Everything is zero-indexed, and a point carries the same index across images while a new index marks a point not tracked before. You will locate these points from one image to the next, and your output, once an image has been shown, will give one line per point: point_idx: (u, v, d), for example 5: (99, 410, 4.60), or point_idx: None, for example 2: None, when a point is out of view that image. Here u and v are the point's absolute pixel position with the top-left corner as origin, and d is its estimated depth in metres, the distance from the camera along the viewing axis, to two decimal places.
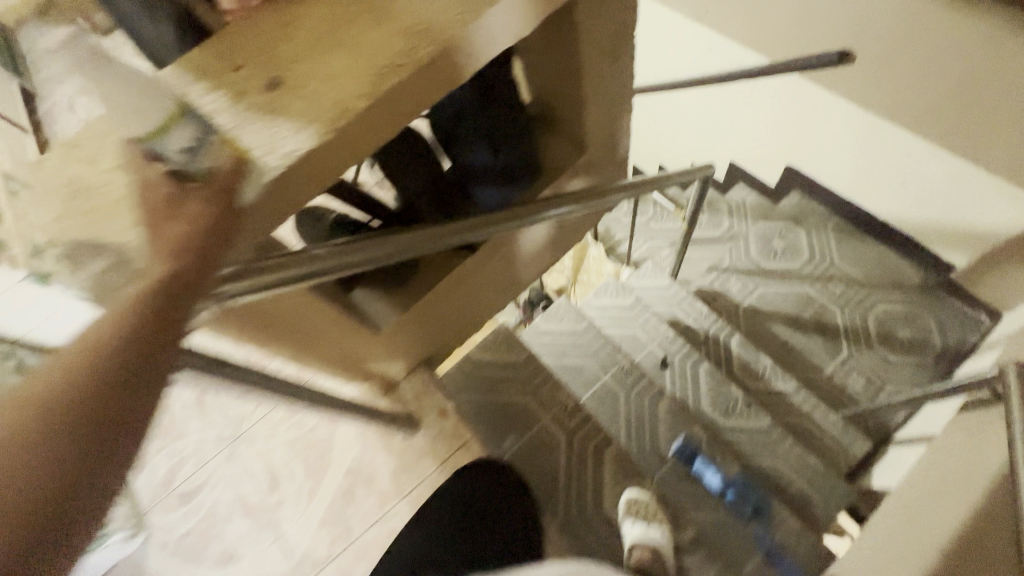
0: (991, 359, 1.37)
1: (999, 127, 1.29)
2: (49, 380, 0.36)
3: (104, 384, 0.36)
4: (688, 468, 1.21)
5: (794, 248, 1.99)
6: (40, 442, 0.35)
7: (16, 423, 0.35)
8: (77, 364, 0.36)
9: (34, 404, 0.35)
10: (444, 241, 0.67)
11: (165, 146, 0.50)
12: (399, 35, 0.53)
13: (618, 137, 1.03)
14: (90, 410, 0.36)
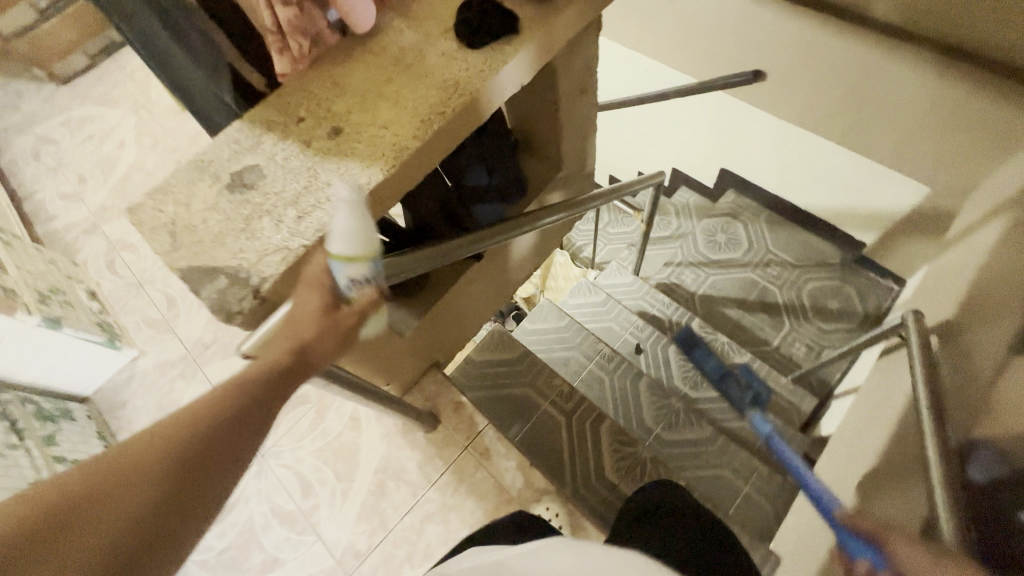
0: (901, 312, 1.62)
1: (882, 125, 1.58)
2: (163, 443, 0.50)
3: (201, 439, 0.52)
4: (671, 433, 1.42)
5: (736, 241, 2.28)
6: (151, 488, 0.48)
7: (133, 470, 0.48)
8: (184, 425, 0.52)
9: (150, 456, 0.49)
10: (476, 247, 0.80)
11: (343, 273, 0.56)
12: (436, 88, 0.67)
13: (587, 153, 1.21)
14: (190, 466, 0.51)
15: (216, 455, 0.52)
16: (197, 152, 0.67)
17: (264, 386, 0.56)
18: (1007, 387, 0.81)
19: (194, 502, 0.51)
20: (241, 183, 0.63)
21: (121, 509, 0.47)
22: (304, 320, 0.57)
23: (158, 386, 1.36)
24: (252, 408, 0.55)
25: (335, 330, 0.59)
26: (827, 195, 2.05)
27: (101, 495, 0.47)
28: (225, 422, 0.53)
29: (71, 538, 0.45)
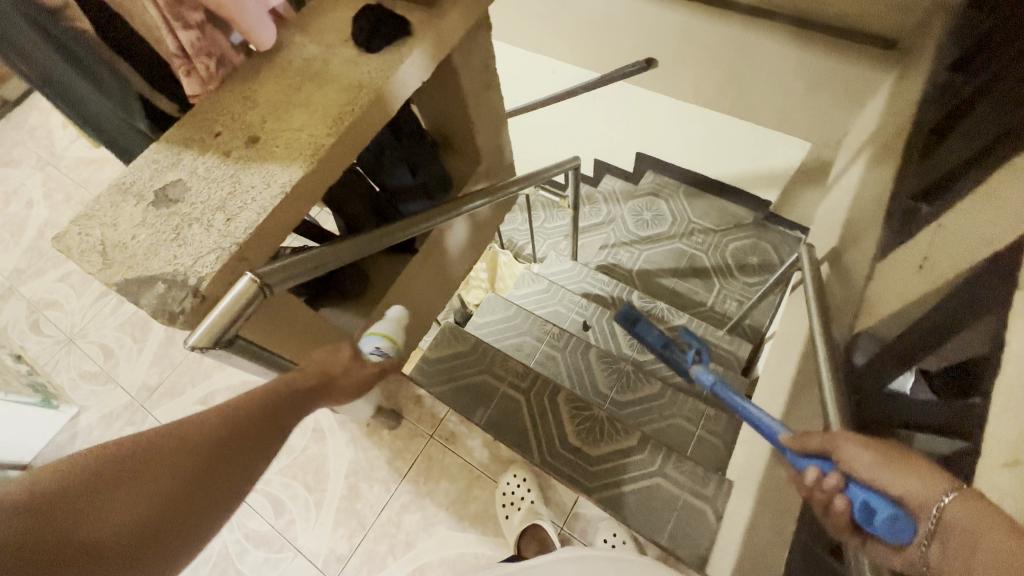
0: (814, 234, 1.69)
1: (762, 90, 1.78)
2: (207, 425, 0.56)
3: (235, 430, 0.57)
4: (624, 393, 1.53)
5: (661, 217, 2.45)
6: (187, 467, 0.53)
7: (178, 444, 0.53)
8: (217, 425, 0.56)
9: (196, 434, 0.55)
10: (403, 234, 0.86)
11: (372, 343, 0.86)
12: (343, 91, 0.74)
13: (502, 146, 1.30)
14: (222, 454, 0.55)
15: (234, 461, 0.56)
16: (117, 177, 0.69)
17: (289, 402, 0.62)
18: (875, 288, 0.96)
19: (205, 503, 0.54)
20: (165, 198, 0.66)
21: (158, 481, 0.52)
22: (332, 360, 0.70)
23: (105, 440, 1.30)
24: (274, 421, 0.60)
25: (353, 377, 0.72)
26: (731, 162, 2.26)
27: (131, 474, 0.51)
28: (250, 428, 0.58)
29: (103, 509, 0.48)
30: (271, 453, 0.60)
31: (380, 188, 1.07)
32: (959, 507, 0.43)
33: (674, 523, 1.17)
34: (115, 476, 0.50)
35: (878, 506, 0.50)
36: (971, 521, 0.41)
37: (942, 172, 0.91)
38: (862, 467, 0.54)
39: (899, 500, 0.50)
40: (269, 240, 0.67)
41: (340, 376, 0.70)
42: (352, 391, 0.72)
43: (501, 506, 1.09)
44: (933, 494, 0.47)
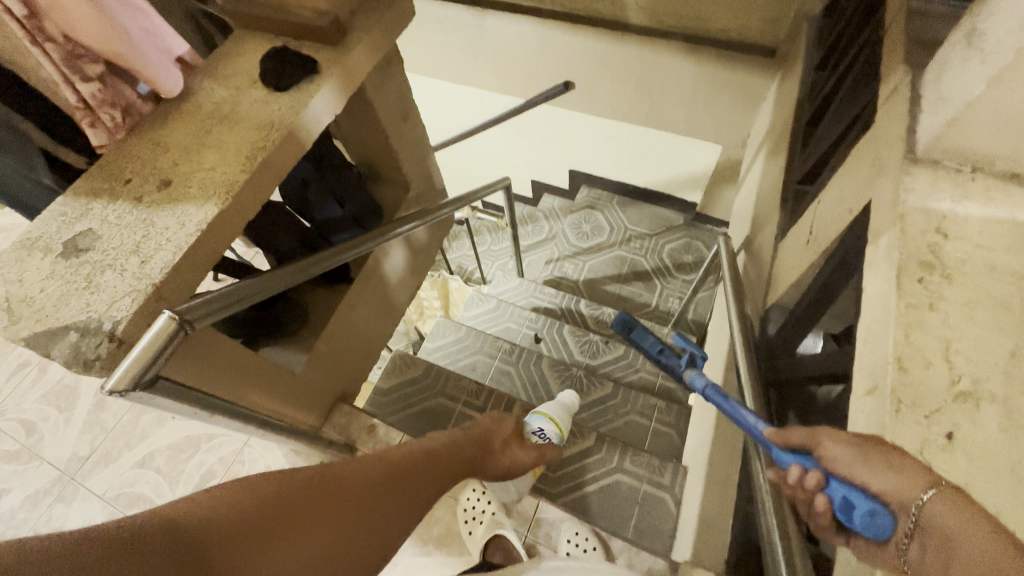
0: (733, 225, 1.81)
1: (671, 100, 1.93)
2: (357, 471, 0.55)
3: (381, 475, 0.57)
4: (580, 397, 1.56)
5: (599, 227, 2.53)
6: (345, 509, 0.51)
7: (331, 486, 0.52)
8: (365, 473, 0.56)
9: (348, 480, 0.54)
10: (329, 262, 0.87)
11: (536, 424, 1.03)
12: (254, 128, 0.76)
13: (431, 171, 1.34)
14: (375, 495, 0.55)
15: (384, 508, 0.55)
16: (21, 233, 0.67)
17: (431, 463, 0.65)
18: (780, 264, 1.05)
19: (359, 549, 0.50)
20: (75, 249, 0.65)
21: (324, 519, 0.49)
22: (500, 433, 0.84)
23: (31, 521, 1.21)
24: (422, 480, 0.62)
25: (509, 460, 0.82)
26: (655, 170, 2.41)
27: (295, 513, 0.47)
28: (403, 483, 0.59)
29: (267, 553, 0.43)
30: (416, 511, 0.59)
31: (310, 223, 1.08)
32: (942, 508, 0.37)
33: (637, 515, 1.20)
34: (284, 513, 0.46)
35: (858, 500, 0.44)
36: (954, 524, 0.36)
37: (818, 156, 1.03)
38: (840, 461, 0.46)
39: (879, 495, 0.43)
40: (186, 278, 0.67)
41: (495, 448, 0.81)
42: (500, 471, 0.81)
43: (464, 522, 1.10)
44: (910, 488, 0.40)
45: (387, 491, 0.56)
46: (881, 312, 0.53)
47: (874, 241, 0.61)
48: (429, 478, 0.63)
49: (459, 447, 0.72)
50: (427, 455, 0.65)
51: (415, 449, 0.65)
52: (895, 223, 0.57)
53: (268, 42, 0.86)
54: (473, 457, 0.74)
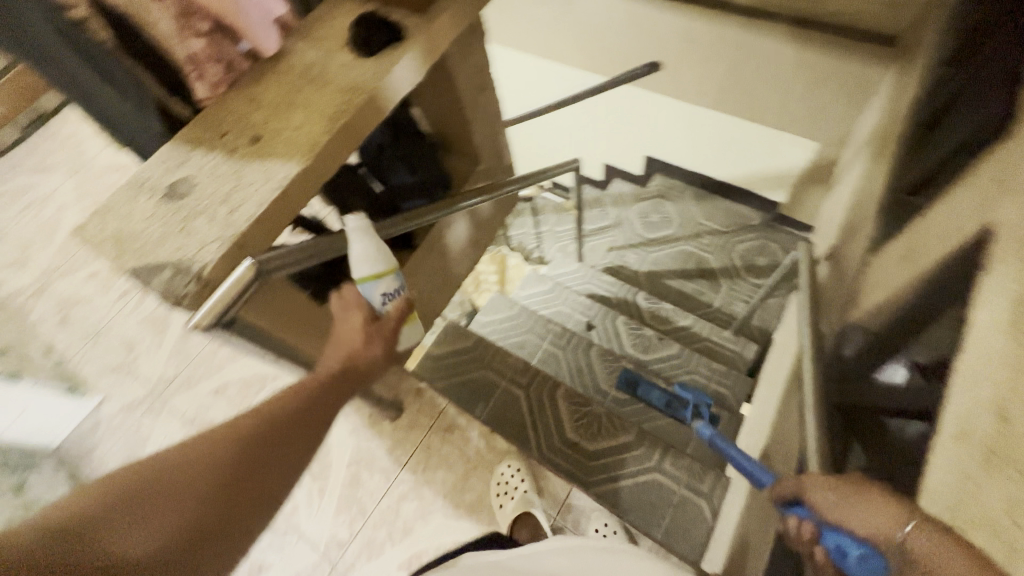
0: (819, 232, 1.67)
1: (765, 87, 1.78)
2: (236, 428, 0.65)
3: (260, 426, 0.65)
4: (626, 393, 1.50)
5: (668, 218, 2.44)
6: (219, 464, 0.61)
7: (211, 450, 0.62)
8: (242, 430, 0.64)
9: (224, 439, 0.63)
10: (396, 231, 0.89)
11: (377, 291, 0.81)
12: (339, 92, 0.78)
13: (501, 149, 1.33)
14: (251, 448, 0.64)
15: (265, 455, 0.64)
16: (133, 174, 0.74)
17: (312, 407, 0.70)
18: (869, 281, 0.95)
19: (240, 496, 0.61)
20: (176, 193, 0.72)
21: (197, 481, 0.59)
22: (347, 341, 0.77)
23: (124, 427, 1.38)
24: (300, 428, 0.68)
25: (370, 357, 0.77)
26: (739, 163, 2.24)
27: (169, 481, 0.58)
28: (282, 434, 0.66)
29: (145, 516, 0.55)
30: (301, 448, 0.67)
31: (383, 188, 1.10)
32: (918, 537, 0.43)
33: (669, 517, 1.19)
34: (155, 483, 0.57)
35: (849, 547, 0.52)
36: (929, 550, 0.41)
37: (931, 164, 0.91)
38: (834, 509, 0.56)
39: (868, 538, 0.50)
40: (267, 230, 0.71)
41: (352, 355, 0.76)
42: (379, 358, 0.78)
43: (497, 495, 1.11)
44: (891, 526, 0.47)
45: (265, 442, 0.65)
46: (992, 349, 0.47)
47: (991, 268, 0.53)
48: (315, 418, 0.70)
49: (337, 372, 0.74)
50: (307, 397, 0.70)
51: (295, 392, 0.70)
52: (1020, 250, 0.50)
53: (360, 6, 0.87)
54: (345, 380, 0.74)
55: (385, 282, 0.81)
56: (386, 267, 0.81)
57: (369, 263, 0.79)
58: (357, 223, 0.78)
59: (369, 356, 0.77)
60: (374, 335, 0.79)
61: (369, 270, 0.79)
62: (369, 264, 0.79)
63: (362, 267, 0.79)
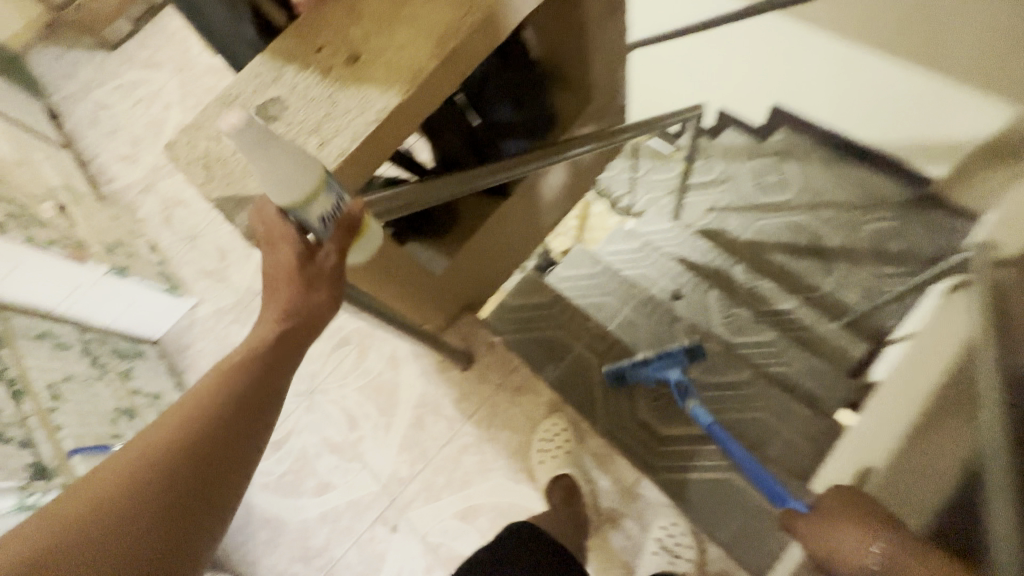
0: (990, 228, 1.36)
1: (959, 28, 1.45)
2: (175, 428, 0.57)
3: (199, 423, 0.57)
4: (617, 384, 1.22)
5: (782, 182, 2.09)
6: (159, 473, 0.55)
7: (146, 463, 0.55)
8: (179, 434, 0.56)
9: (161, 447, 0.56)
10: (495, 180, 0.78)
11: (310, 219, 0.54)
12: (451, 5, 0.65)
13: (617, 87, 1.13)
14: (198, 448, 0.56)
15: (214, 452, 0.57)
16: (224, 88, 0.67)
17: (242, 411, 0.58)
18: None
19: (199, 500, 0.56)
20: (266, 115, 0.64)
21: (134, 501, 0.53)
22: (277, 295, 0.58)
23: (211, 332, 1.40)
24: (248, 411, 0.58)
25: (314, 307, 0.59)
26: (893, 127, 1.87)
27: (104, 511, 0.52)
28: (221, 427, 0.57)
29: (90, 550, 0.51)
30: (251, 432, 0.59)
31: (480, 121, 0.98)
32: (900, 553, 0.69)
33: (741, 518, 1.10)
34: (91, 518, 0.52)
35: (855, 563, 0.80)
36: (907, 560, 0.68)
37: None
38: (822, 541, 0.80)
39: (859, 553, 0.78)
40: (359, 169, 0.63)
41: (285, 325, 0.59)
42: (329, 301, 0.59)
43: (537, 453, 1.07)
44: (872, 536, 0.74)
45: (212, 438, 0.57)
46: None
47: None
48: (248, 426, 0.58)
49: (271, 355, 0.59)
50: (234, 398, 0.58)
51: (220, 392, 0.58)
52: None
53: None
54: (286, 345, 0.59)
55: (323, 202, 0.54)
56: (316, 186, 0.53)
57: (291, 187, 0.51)
58: (245, 138, 0.47)
59: (312, 304, 0.58)
60: (317, 275, 0.58)
61: (292, 198, 0.52)
62: (289, 189, 0.51)
63: (280, 198, 0.52)
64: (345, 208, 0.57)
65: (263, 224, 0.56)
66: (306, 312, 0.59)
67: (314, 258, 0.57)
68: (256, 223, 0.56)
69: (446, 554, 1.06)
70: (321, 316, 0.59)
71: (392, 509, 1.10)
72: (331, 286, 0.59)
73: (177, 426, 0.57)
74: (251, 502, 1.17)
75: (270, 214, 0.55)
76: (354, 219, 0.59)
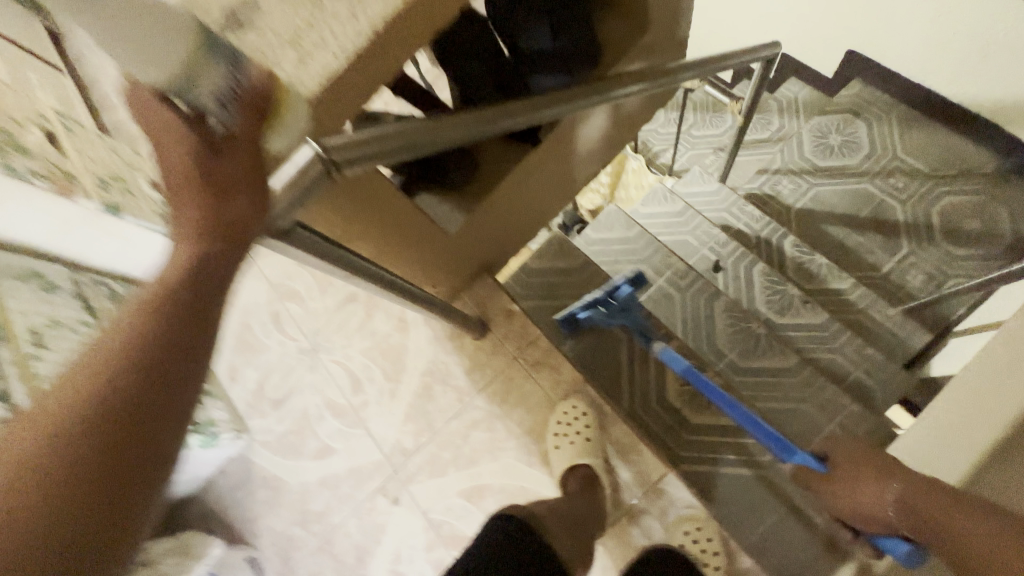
0: None
1: None
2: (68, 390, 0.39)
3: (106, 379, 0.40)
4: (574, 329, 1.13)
5: (853, 142, 1.86)
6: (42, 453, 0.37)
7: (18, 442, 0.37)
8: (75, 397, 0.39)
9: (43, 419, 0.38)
10: (525, 121, 0.62)
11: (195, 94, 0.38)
12: None
13: (680, 13, 0.91)
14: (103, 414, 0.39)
15: (128, 417, 0.40)
16: None
17: (149, 376, 0.41)
18: None
19: (108, 485, 0.38)
20: None
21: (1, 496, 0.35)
22: (190, 211, 0.43)
23: None
24: (174, 358, 0.43)
25: (241, 222, 0.43)
26: (999, 80, 1.57)
27: None
28: (138, 380, 0.41)
29: None
30: (177, 386, 0.43)
31: (510, 53, 0.82)
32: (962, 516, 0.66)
33: (772, 523, 0.99)
34: None
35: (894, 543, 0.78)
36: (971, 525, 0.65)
37: None
38: (855, 501, 0.82)
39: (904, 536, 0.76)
40: (349, 100, 0.48)
41: (202, 246, 0.43)
42: (255, 211, 0.43)
43: (554, 436, 0.98)
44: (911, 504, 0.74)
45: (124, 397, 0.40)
46: None
47: None
48: (168, 387, 0.42)
49: (185, 293, 0.43)
50: (152, 348, 0.42)
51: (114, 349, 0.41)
52: None
53: None
54: (212, 268, 0.43)
55: (214, 79, 0.37)
56: (188, 52, 0.36)
57: (156, 61, 0.35)
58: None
59: (240, 215, 0.43)
60: (223, 180, 0.41)
61: (161, 77, 0.36)
62: (156, 70, 0.36)
63: (149, 72, 0.36)
64: (244, 81, 0.39)
65: (149, 119, 0.41)
66: (235, 225, 0.43)
67: (222, 151, 0.41)
68: (144, 124, 0.41)
69: (449, 533, 0.99)
70: (248, 227, 0.43)
71: (394, 481, 1.04)
72: (250, 187, 0.42)
73: (70, 386, 0.39)
74: (250, 461, 1.12)
75: (146, 103, 0.40)
76: (267, 98, 0.41)
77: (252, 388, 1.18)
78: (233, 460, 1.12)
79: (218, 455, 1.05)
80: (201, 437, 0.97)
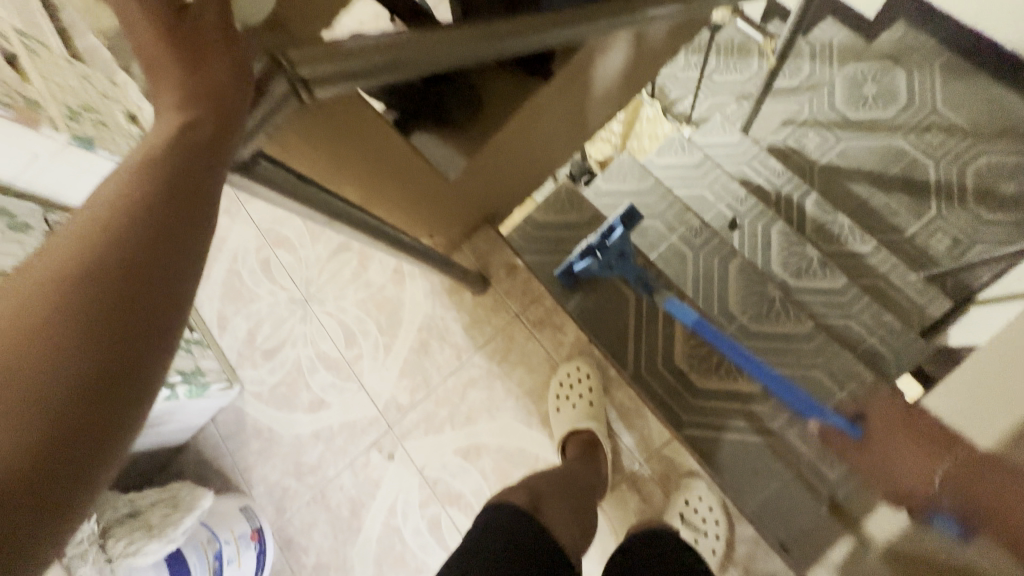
0: None
1: None
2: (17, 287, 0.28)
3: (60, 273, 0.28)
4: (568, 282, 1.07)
5: (889, 93, 1.71)
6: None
7: None
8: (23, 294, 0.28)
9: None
10: (534, 40, 0.52)
11: None
12: None
13: None
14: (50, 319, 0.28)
15: (79, 325, 0.28)
16: None
17: (116, 282, 0.29)
18: None
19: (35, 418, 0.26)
20: None
21: None
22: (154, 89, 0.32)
23: None
24: (152, 250, 0.30)
25: (221, 94, 0.33)
26: None
27: None
28: (97, 275, 0.29)
29: None
30: (152, 288, 0.30)
31: None
32: (974, 481, 0.66)
33: (775, 490, 0.97)
34: None
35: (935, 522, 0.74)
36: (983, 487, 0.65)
37: None
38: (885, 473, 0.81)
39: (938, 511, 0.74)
40: None
41: (190, 112, 0.32)
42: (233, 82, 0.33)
43: (554, 397, 0.95)
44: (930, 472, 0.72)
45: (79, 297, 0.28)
46: None
47: None
48: (139, 287, 0.29)
49: (172, 168, 0.31)
50: (123, 234, 0.30)
51: (85, 229, 0.29)
52: None
53: None
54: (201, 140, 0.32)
55: None
56: None
57: None
58: None
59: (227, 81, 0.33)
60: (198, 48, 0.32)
61: None
62: None
63: None
64: None
65: None
66: (215, 93, 0.33)
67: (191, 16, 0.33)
68: None
69: (443, 491, 0.97)
70: (225, 100, 0.33)
71: (389, 437, 1.01)
72: (228, 54, 0.33)
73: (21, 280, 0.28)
74: (243, 410, 1.10)
75: None
76: None
77: (243, 338, 1.13)
78: (225, 409, 1.10)
79: (208, 404, 1.03)
80: (189, 386, 0.94)
